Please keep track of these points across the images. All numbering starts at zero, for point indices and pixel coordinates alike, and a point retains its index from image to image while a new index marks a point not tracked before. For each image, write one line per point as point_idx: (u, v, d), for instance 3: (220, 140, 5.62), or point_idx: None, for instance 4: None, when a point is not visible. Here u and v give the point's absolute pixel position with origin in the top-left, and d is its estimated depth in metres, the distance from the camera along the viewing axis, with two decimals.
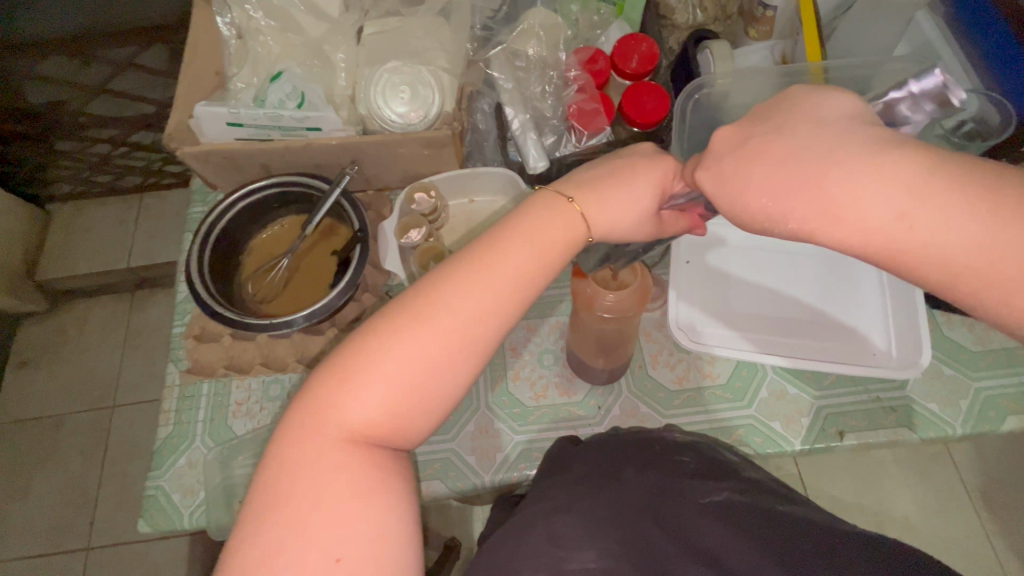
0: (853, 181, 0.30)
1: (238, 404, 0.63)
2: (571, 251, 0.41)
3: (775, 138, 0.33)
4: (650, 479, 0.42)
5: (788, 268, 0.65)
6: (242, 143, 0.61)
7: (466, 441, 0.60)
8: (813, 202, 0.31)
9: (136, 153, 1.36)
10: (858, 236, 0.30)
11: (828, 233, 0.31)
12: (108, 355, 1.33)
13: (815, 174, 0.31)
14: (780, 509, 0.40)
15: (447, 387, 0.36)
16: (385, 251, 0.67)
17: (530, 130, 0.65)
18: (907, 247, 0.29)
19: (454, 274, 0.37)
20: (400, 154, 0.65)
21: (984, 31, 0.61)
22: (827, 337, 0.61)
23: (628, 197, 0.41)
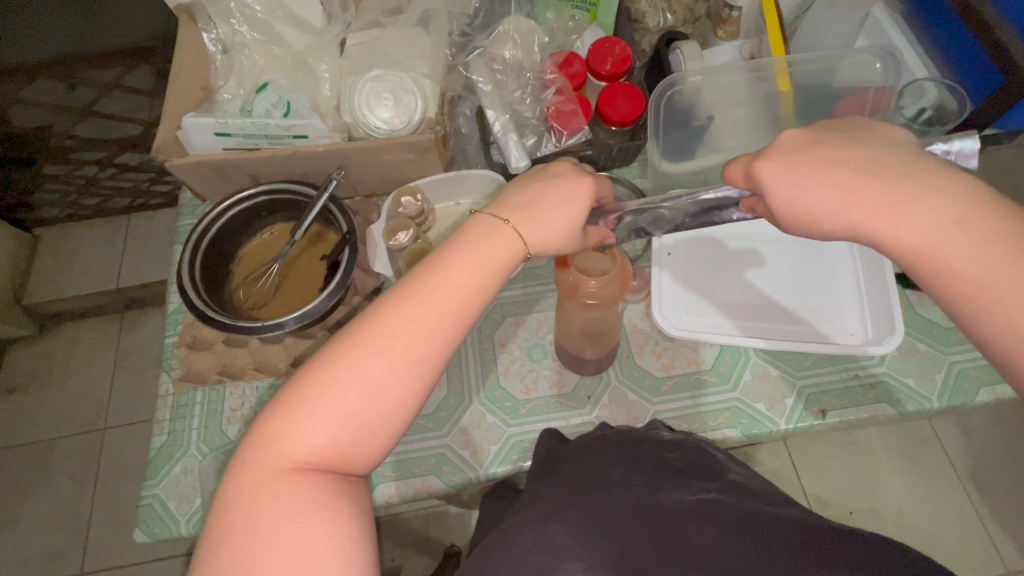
0: (916, 196, 0.35)
1: (232, 411, 0.64)
2: (512, 265, 0.43)
3: (851, 146, 0.38)
4: (639, 479, 0.43)
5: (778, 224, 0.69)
6: (230, 153, 0.63)
7: (459, 436, 0.61)
8: (876, 202, 0.36)
9: (125, 174, 1.36)
10: (914, 219, 0.35)
11: (883, 231, 0.36)
12: (98, 377, 1.32)
13: (886, 182, 0.36)
14: (768, 509, 0.41)
15: (395, 406, 0.37)
16: (374, 255, 0.68)
17: (511, 132, 0.68)
18: (939, 250, 0.34)
19: (398, 298, 0.39)
20: (386, 159, 0.67)
21: (938, 24, 0.64)
22: (827, 286, 0.65)
23: (563, 206, 0.45)
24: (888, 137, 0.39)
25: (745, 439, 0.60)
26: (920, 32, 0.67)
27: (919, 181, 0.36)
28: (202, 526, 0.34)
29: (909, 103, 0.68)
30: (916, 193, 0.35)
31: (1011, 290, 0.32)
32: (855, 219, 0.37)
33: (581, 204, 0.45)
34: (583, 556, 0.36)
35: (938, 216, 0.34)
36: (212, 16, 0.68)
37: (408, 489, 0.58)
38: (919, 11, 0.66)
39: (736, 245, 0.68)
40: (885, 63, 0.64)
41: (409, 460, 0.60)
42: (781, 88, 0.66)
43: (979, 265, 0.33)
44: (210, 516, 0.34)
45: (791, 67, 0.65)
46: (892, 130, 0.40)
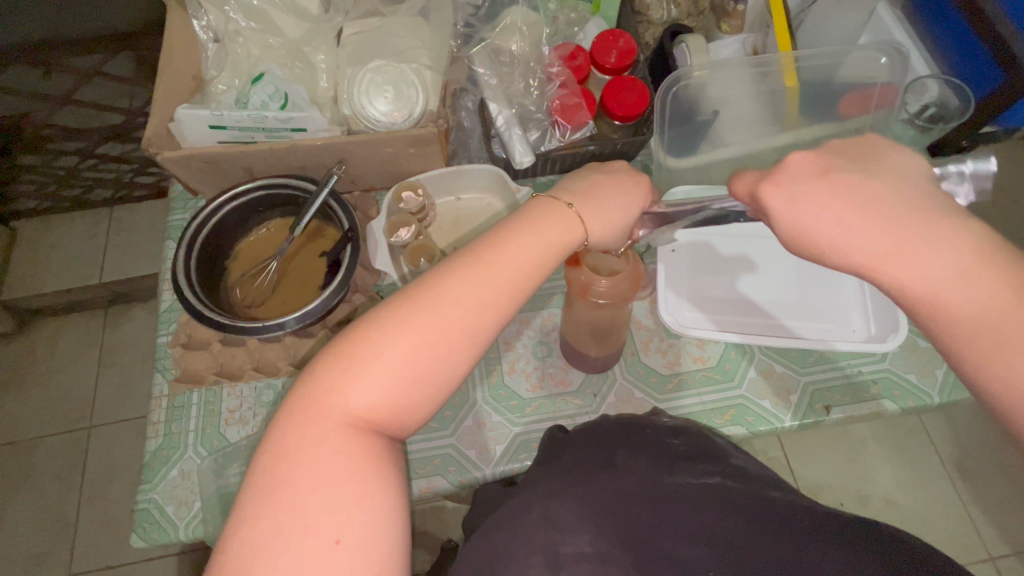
0: (928, 241, 0.34)
1: (230, 411, 0.62)
2: (569, 249, 0.42)
3: (863, 178, 0.37)
4: (644, 463, 0.43)
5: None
6: (225, 147, 0.61)
7: (464, 435, 0.60)
8: (887, 244, 0.35)
9: (106, 165, 1.31)
10: (923, 265, 0.34)
11: (889, 274, 0.35)
12: (82, 374, 1.28)
13: (895, 227, 0.35)
14: (773, 496, 0.40)
15: (447, 376, 0.36)
16: (375, 251, 0.66)
17: (514, 126, 0.67)
18: (944, 297, 0.34)
19: (460, 266, 0.38)
20: (387, 153, 0.65)
21: (941, 22, 0.65)
22: (829, 278, 0.65)
23: (618, 200, 0.45)
24: (900, 169, 0.38)
25: (749, 435, 0.59)
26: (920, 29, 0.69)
27: (933, 226, 0.35)
28: (245, 481, 0.32)
29: (912, 99, 0.69)
30: (927, 238, 0.34)
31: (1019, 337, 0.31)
32: (861, 260, 0.36)
33: (638, 200, 0.46)
34: (586, 528, 0.34)
35: (946, 266, 0.34)
36: (203, 3, 0.65)
37: (413, 490, 0.58)
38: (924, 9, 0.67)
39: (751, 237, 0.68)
40: (890, 59, 0.65)
41: (413, 460, 0.59)
42: (788, 84, 0.66)
43: (990, 305, 0.32)
44: (250, 468, 0.33)
45: (798, 63, 0.66)
46: (905, 162, 0.38)
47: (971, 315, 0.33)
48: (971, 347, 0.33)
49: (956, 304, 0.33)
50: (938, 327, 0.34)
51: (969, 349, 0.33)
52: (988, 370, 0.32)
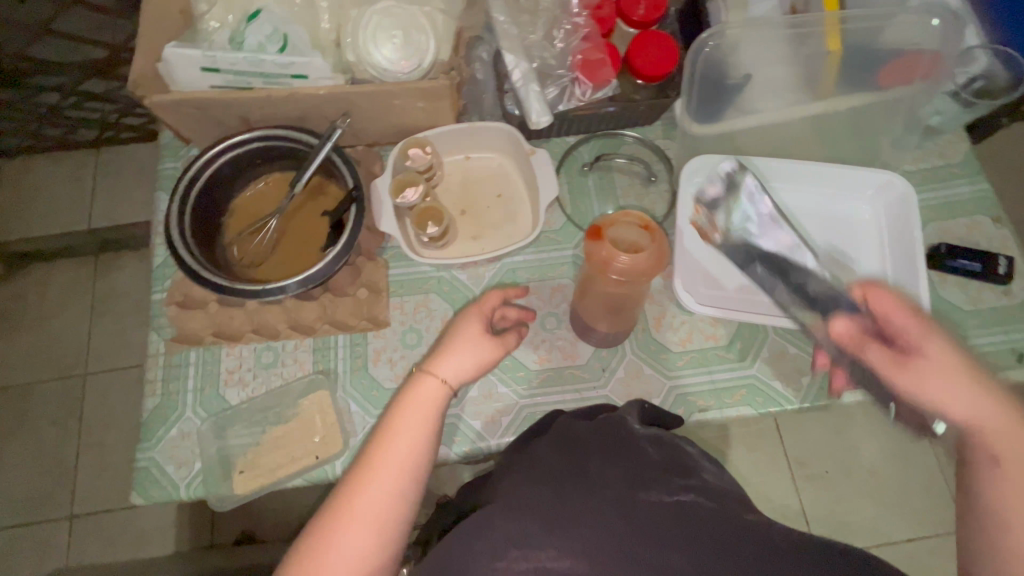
0: (979, 393, 0.40)
1: (229, 372, 0.60)
2: (442, 407, 0.45)
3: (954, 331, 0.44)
4: (620, 469, 0.41)
5: (805, 184, 0.65)
6: (219, 92, 0.56)
7: (469, 406, 0.59)
8: (947, 380, 0.41)
9: (90, 103, 1.24)
10: (968, 405, 0.40)
11: (950, 402, 0.41)
12: (74, 322, 1.26)
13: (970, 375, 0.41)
14: (748, 518, 0.38)
15: (379, 561, 0.39)
16: (380, 213, 0.61)
17: (532, 82, 0.61)
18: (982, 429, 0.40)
19: (360, 470, 0.41)
20: (394, 106, 0.60)
21: None
22: (850, 257, 0.63)
23: (474, 339, 0.48)
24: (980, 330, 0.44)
25: (757, 415, 0.59)
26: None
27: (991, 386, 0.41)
28: None
29: (960, 70, 0.64)
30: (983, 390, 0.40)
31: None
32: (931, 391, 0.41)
33: (476, 324, 0.48)
34: (555, 542, 0.35)
35: (984, 414, 0.40)
36: None
37: None
38: None
39: None
40: (942, 20, 0.59)
41: None
42: (830, 48, 0.62)
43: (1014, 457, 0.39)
44: None
45: (844, 25, 0.61)
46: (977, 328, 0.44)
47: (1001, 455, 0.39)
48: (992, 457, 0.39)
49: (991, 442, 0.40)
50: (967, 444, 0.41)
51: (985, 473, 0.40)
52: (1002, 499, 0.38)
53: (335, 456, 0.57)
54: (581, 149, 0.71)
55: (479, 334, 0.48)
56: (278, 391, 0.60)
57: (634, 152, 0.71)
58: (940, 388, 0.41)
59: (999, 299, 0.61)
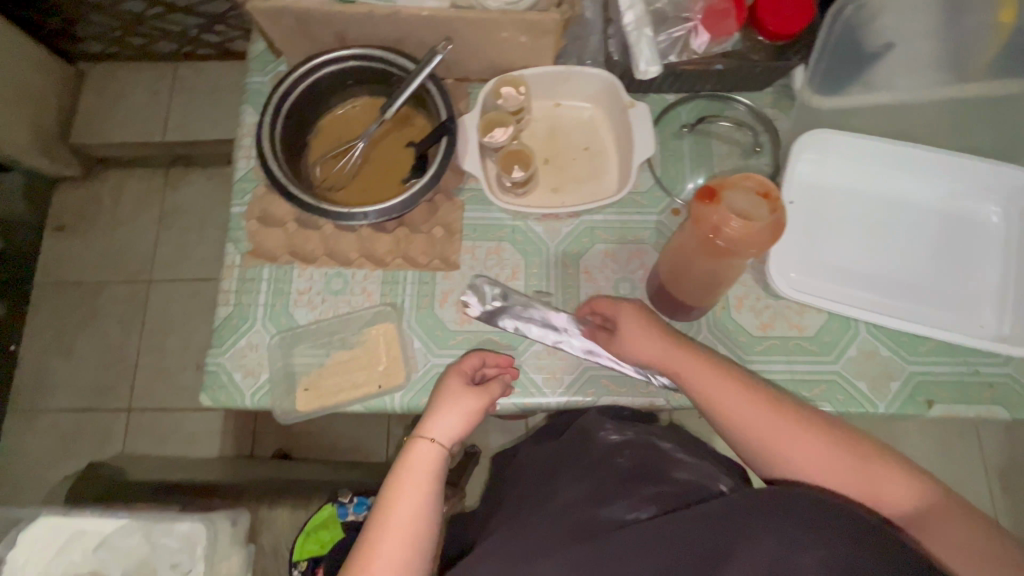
0: (809, 441, 0.45)
1: (300, 293, 0.61)
2: (441, 470, 0.48)
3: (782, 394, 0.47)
4: (582, 488, 0.48)
5: (926, 178, 0.60)
6: (321, 3, 0.54)
7: (532, 360, 0.58)
8: (787, 432, 0.45)
9: (171, 16, 1.22)
10: (815, 449, 0.44)
11: (782, 454, 0.45)
12: (142, 230, 1.31)
13: (786, 429, 0.45)
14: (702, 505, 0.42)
15: None
16: (465, 150, 0.58)
17: (645, 26, 0.57)
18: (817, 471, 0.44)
19: (369, 543, 0.44)
20: (497, 38, 0.57)
21: None
22: (966, 263, 0.58)
23: (456, 402, 0.50)
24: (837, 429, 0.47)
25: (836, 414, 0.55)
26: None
27: (803, 437, 0.45)
28: None
29: None
30: (811, 442, 0.45)
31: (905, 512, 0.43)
32: (785, 456, 0.45)
33: (456, 382, 0.52)
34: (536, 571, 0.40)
35: (820, 455, 0.44)
36: None
37: None
38: None
39: (852, 205, 0.61)
40: None
41: None
42: (999, 19, 0.56)
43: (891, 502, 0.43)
44: None
45: None
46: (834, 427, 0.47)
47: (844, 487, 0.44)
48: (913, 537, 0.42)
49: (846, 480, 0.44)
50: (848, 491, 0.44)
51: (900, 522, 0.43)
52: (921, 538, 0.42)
53: (395, 389, 0.57)
54: (682, 108, 0.66)
55: (461, 391, 0.51)
56: (345, 318, 0.61)
57: (740, 118, 0.66)
58: (704, 379, 0.48)
59: None
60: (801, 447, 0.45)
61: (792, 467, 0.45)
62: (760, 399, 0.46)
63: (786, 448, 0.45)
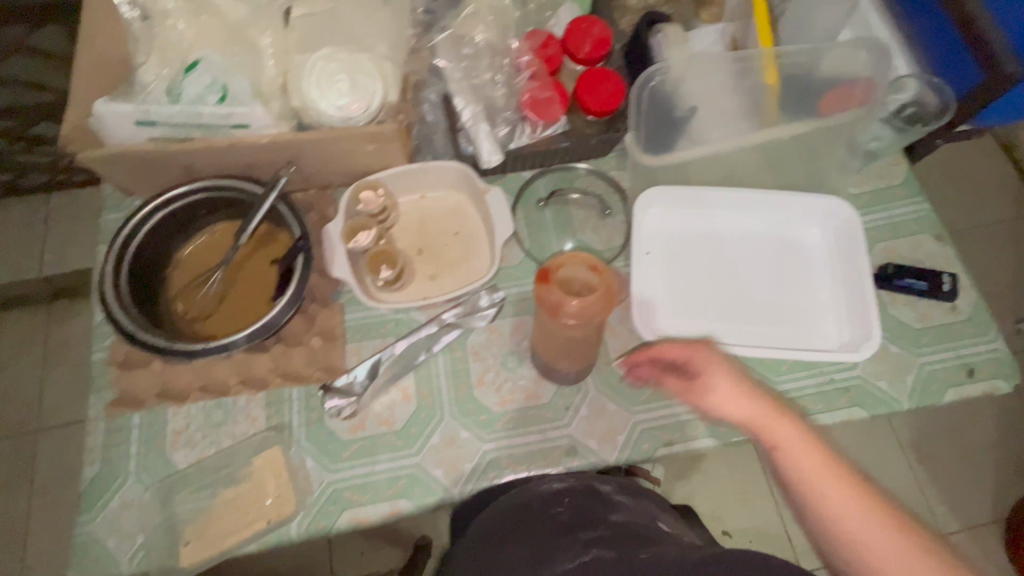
0: (796, 443, 0.41)
1: (177, 434, 0.58)
2: None
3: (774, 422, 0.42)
4: (525, 552, 0.41)
5: (754, 213, 0.67)
6: (157, 145, 0.55)
7: (431, 454, 0.57)
8: (744, 406, 0.43)
9: (38, 149, 1.20)
10: (800, 453, 0.40)
11: (727, 409, 0.44)
12: (23, 376, 1.19)
13: (768, 418, 0.42)
14: (643, 558, 0.39)
15: None
16: (333, 258, 0.60)
17: (481, 122, 0.63)
18: (810, 476, 0.40)
19: None
20: (343, 150, 0.60)
21: (928, 15, 0.67)
22: (803, 283, 0.64)
23: None
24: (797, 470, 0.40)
25: (723, 445, 0.58)
26: (910, 32, 0.70)
27: (785, 426, 0.42)
28: None
29: (893, 97, 0.67)
30: (792, 456, 0.41)
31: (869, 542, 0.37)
32: (732, 412, 0.44)
33: None
34: None
35: (796, 464, 0.40)
36: None
37: (377, 514, 0.54)
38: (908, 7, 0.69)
39: (698, 246, 0.66)
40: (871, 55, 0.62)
41: (377, 483, 0.56)
42: (770, 81, 0.65)
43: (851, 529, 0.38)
44: None
45: (780, 59, 0.64)
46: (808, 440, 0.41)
47: (833, 501, 0.39)
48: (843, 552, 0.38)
49: (819, 488, 0.39)
50: (818, 497, 0.39)
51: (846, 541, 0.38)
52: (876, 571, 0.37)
53: (290, 518, 0.54)
54: (540, 182, 0.71)
55: None
56: (228, 451, 0.57)
57: (589, 183, 0.71)
58: (684, 352, 0.46)
59: (949, 315, 0.62)
60: (899, 566, 0.36)
61: (719, 406, 0.44)
62: (873, 506, 0.38)
63: (870, 541, 0.37)
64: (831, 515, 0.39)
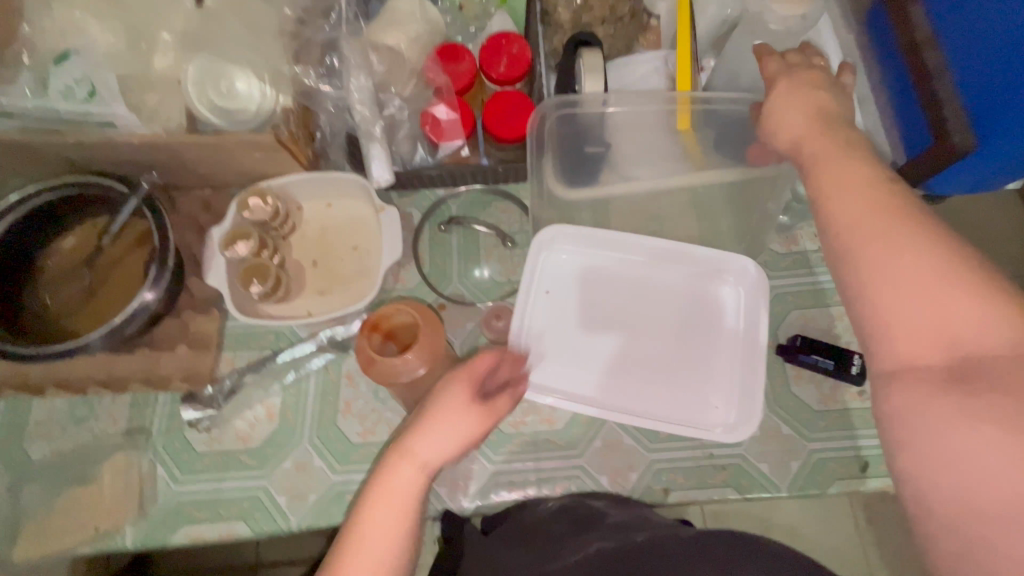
0: (889, 263, 0.36)
1: (37, 425, 0.58)
2: None
3: (871, 240, 0.38)
4: (525, 559, 0.46)
5: (664, 262, 0.62)
6: (23, 135, 0.53)
7: (280, 479, 0.56)
8: (877, 222, 0.38)
9: None
10: (912, 264, 0.36)
11: (858, 269, 0.38)
12: None
13: (873, 229, 0.38)
14: (639, 542, 0.43)
15: None
16: (210, 265, 0.59)
17: (376, 139, 0.59)
18: (958, 327, 0.34)
19: None
20: (228, 156, 0.58)
21: (891, 61, 0.60)
22: (706, 343, 0.59)
23: None
24: (903, 273, 0.36)
25: None
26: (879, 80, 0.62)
27: (894, 242, 0.37)
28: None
29: None
30: (882, 258, 0.37)
31: (998, 344, 0.33)
32: (834, 227, 0.40)
33: None
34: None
35: (923, 267, 0.35)
36: None
37: (213, 534, 0.54)
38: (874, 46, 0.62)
39: (598, 291, 0.61)
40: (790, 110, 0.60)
41: (220, 501, 0.55)
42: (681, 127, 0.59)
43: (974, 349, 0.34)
44: None
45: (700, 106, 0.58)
46: (898, 258, 0.36)
47: (976, 327, 0.34)
48: (976, 367, 0.33)
49: (910, 307, 0.35)
50: (889, 331, 0.36)
51: (974, 362, 0.33)
52: (973, 443, 0.32)
53: (126, 526, 0.54)
54: (452, 202, 0.68)
55: None
56: (84, 449, 0.57)
57: (505, 208, 0.68)
58: (845, 201, 0.40)
59: (854, 400, 0.57)
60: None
61: (875, 295, 0.37)
62: (1007, 307, 0.34)
63: (950, 321, 0.34)
64: (900, 326, 0.36)
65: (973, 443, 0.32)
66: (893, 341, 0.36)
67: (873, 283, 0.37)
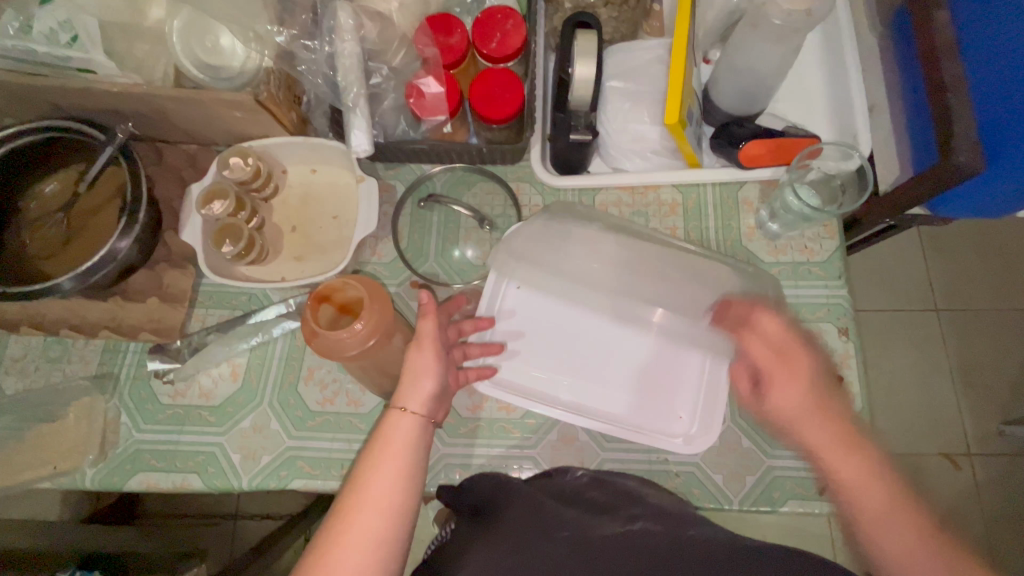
0: (817, 429, 0.46)
1: (13, 361, 0.60)
2: None
3: (777, 380, 0.49)
4: (578, 519, 0.47)
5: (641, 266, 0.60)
6: (11, 76, 0.54)
7: (237, 437, 0.57)
8: (824, 432, 0.46)
9: None
10: (831, 431, 0.46)
11: (805, 435, 0.47)
12: None
13: (815, 411, 0.47)
14: (689, 537, 0.45)
15: None
16: (186, 221, 0.59)
17: (359, 107, 0.57)
18: (860, 516, 0.44)
19: None
20: (211, 112, 0.57)
21: (908, 68, 0.57)
22: (674, 352, 0.58)
23: None
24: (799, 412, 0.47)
25: None
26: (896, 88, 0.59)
27: (818, 422, 0.47)
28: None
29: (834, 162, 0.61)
30: (816, 437, 0.46)
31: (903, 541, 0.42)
32: (781, 415, 0.49)
33: None
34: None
35: (828, 440, 0.46)
36: None
37: (168, 483, 0.55)
38: (895, 49, 0.59)
39: (570, 286, 0.60)
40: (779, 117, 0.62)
41: (178, 452, 0.57)
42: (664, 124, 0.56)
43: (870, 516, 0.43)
44: None
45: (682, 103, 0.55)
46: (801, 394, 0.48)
47: (881, 512, 0.43)
48: (871, 529, 0.43)
49: (842, 468, 0.45)
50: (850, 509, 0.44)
51: (871, 526, 0.43)
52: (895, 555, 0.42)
53: (86, 465, 0.56)
54: (437, 178, 0.67)
55: None
56: (54, 389, 0.59)
57: (489, 190, 0.66)
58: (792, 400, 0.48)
59: None
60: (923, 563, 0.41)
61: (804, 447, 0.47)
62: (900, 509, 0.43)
63: (880, 532, 0.43)
64: (870, 513, 0.43)
65: (906, 548, 0.42)
66: (848, 491, 0.44)
67: (831, 465, 0.46)
